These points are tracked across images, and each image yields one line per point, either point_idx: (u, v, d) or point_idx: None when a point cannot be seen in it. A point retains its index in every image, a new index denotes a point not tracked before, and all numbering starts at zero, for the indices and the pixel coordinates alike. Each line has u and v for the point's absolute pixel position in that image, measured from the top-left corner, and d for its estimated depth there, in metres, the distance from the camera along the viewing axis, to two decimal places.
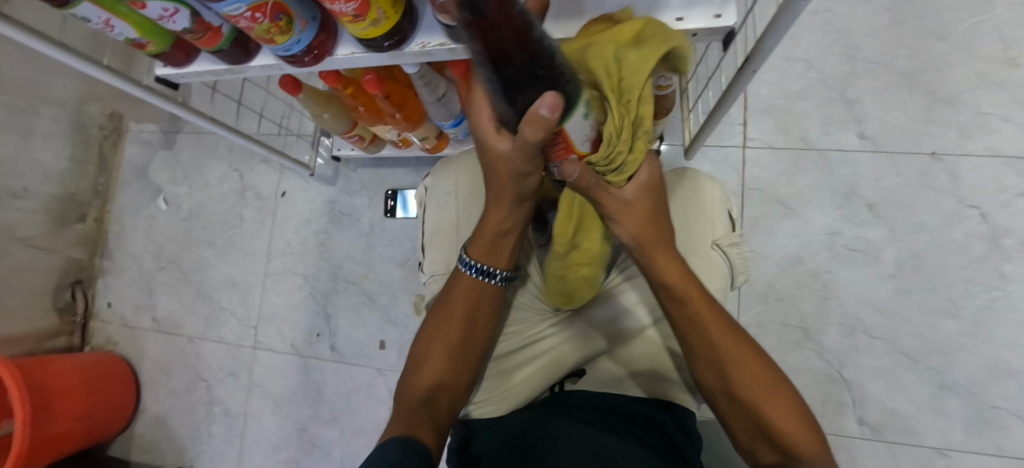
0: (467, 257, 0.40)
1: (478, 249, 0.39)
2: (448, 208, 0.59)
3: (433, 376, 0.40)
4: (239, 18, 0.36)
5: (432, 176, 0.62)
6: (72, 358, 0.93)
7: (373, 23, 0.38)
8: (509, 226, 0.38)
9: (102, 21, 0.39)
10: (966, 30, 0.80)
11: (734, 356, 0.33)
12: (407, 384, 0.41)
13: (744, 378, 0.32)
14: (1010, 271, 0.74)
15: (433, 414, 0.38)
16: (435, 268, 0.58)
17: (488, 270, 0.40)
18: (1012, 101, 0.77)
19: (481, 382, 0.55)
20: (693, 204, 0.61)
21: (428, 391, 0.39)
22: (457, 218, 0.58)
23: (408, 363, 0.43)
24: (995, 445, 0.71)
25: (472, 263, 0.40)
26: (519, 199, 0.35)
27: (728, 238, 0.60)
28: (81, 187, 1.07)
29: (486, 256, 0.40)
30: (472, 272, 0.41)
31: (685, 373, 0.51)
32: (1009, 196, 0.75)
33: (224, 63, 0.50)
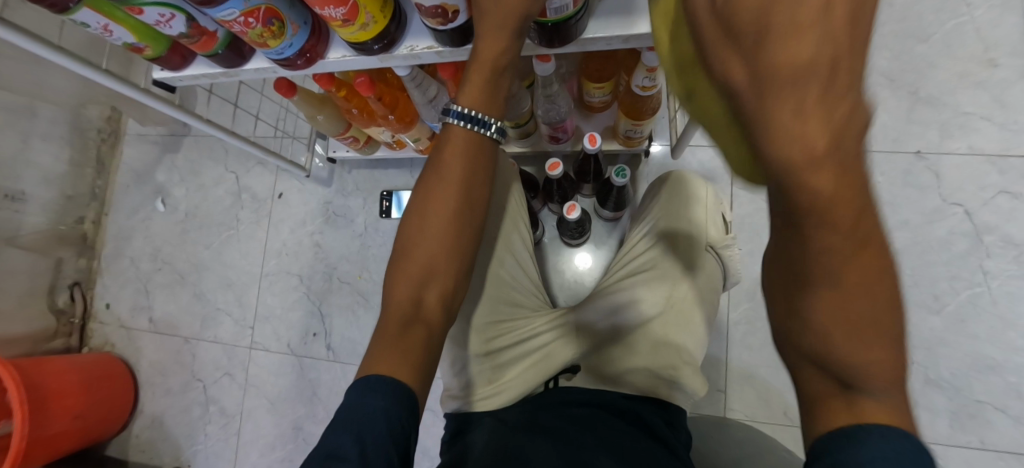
0: (457, 106, 0.42)
1: (470, 94, 0.41)
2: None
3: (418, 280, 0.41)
4: (232, 23, 0.37)
5: None
6: (69, 358, 0.94)
7: (362, 27, 0.40)
8: (505, 62, 0.40)
9: (101, 26, 0.41)
10: (947, 32, 0.81)
11: (861, 271, 0.19)
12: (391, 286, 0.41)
13: (862, 303, 0.19)
14: (992, 267, 0.76)
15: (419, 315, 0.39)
16: None
17: (478, 119, 0.42)
18: (992, 101, 0.79)
19: (476, 372, 0.56)
20: (686, 206, 0.64)
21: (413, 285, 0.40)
22: None
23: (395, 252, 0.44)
24: (979, 438, 0.72)
25: (462, 112, 0.42)
26: (512, 35, 0.38)
27: (721, 239, 0.62)
28: (79, 190, 1.09)
29: (477, 100, 0.42)
30: (462, 122, 0.43)
31: (679, 369, 0.54)
32: (990, 193, 0.77)
33: (219, 67, 0.51)
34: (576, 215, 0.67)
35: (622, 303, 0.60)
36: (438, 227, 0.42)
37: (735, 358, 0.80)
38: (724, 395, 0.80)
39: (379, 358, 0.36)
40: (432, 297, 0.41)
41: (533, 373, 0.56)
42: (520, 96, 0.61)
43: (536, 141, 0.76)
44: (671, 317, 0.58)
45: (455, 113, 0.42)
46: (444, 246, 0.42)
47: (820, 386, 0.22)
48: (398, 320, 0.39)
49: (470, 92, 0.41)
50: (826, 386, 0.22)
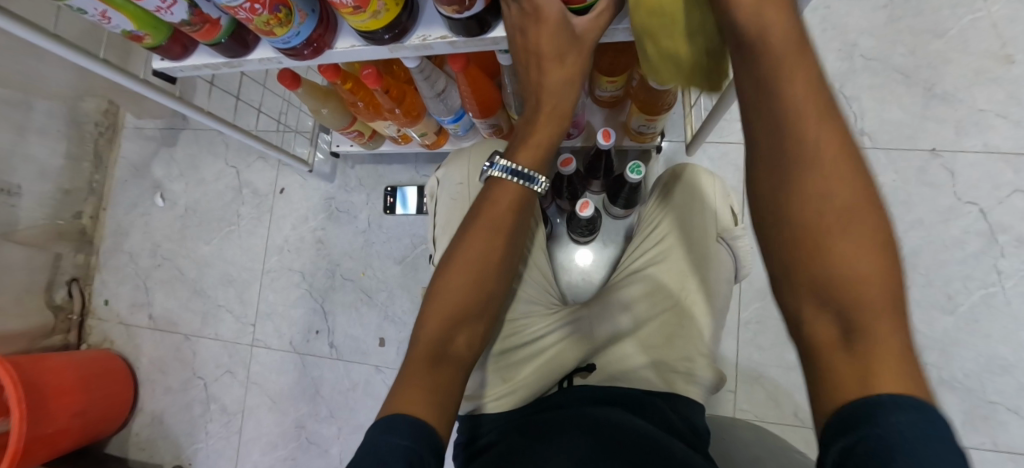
0: (507, 163, 0.43)
1: (527, 152, 0.43)
2: (460, 199, 0.59)
3: (437, 334, 0.39)
4: (237, 9, 0.36)
5: (444, 168, 0.63)
6: (68, 355, 0.93)
7: (374, 15, 0.38)
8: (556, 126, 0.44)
9: (98, 12, 0.39)
10: (963, 27, 0.80)
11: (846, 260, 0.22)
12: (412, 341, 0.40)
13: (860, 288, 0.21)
14: (1006, 267, 0.75)
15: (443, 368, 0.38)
16: None
17: (523, 174, 0.43)
18: (1008, 98, 0.78)
19: (487, 377, 0.55)
20: (695, 198, 0.62)
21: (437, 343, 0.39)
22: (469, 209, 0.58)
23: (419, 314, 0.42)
24: (992, 440, 0.72)
25: (512, 168, 0.43)
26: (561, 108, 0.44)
27: (731, 229, 0.60)
28: (77, 184, 1.07)
29: (533, 156, 0.43)
30: (512, 178, 0.43)
31: (693, 365, 0.54)
32: (1005, 192, 0.76)
33: (222, 57, 0.49)
34: (589, 213, 0.66)
35: (632, 297, 0.60)
36: (461, 284, 0.41)
37: (745, 358, 0.79)
38: (733, 395, 0.79)
39: (403, 397, 0.35)
40: (461, 343, 0.40)
41: (545, 373, 0.55)
42: None
43: None
44: (683, 309, 0.57)
45: (500, 168, 0.44)
46: (466, 299, 0.41)
47: (830, 334, 0.22)
48: (423, 365, 0.38)
49: (526, 148, 0.43)
50: (830, 324, 0.22)
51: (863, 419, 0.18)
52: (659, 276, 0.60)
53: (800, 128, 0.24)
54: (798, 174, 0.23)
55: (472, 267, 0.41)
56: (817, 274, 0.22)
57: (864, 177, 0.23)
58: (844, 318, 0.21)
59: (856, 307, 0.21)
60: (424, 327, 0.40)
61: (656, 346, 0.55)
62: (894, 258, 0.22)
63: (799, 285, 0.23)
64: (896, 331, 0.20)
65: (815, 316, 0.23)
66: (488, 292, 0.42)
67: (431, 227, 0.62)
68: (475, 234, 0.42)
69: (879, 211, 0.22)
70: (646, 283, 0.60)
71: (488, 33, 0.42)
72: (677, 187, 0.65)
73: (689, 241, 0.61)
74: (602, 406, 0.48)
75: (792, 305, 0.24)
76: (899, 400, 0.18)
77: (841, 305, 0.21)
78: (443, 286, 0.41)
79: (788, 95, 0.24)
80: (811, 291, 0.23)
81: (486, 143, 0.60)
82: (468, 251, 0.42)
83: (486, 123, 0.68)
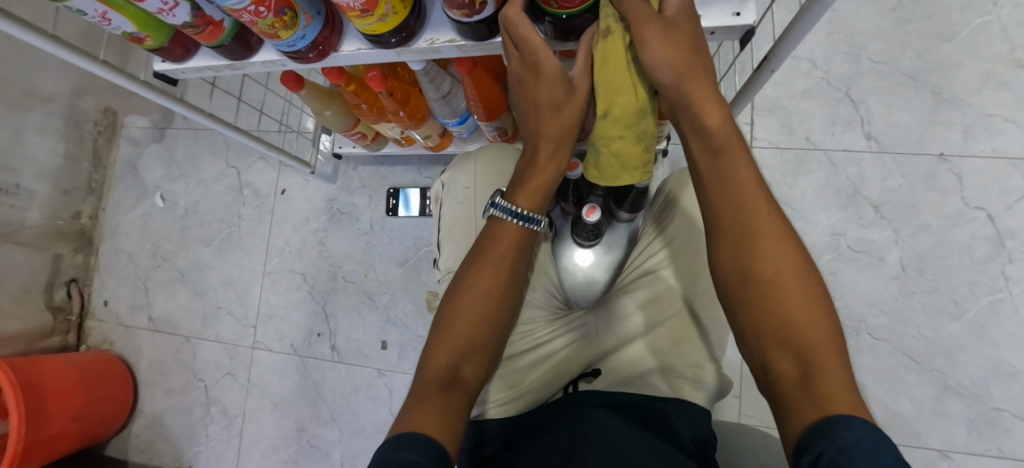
0: (507, 204, 0.44)
1: (524, 196, 0.44)
2: (467, 204, 0.58)
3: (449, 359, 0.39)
4: (242, 12, 0.35)
5: (450, 172, 0.62)
6: (67, 357, 0.92)
7: (381, 18, 0.37)
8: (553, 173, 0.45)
9: (98, 14, 0.38)
10: (972, 31, 0.79)
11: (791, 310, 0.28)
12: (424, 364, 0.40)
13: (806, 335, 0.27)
14: (1014, 273, 0.74)
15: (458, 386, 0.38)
16: (449, 265, 0.57)
17: (525, 215, 0.44)
18: (1017, 102, 0.77)
19: (492, 382, 0.54)
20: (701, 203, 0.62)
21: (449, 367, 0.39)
22: (476, 214, 0.57)
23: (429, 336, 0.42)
24: (997, 446, 0.71)
25: (517, 212, 0.44)
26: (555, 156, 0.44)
27: None
28: (76, 184, 1.06)
29: (530, 201, 0.44)
30: (514, 219, 0.44)
31: (703, 373, 0.52)
32: (1013, 198, 0.75)
33: (224, 59, 0.49)
34: (596, 217, 0.65)
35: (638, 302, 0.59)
36: (478, 302, 0.42)
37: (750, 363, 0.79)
38: (738, 400, 0.79)
39: (418, 416, 0.34)
40: (469, 371, 0.40)
41: (551, 376, 0.56)
42: None
43: None
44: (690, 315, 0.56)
45: (500, 208, 0.44)
46: (482, 315, 0.42)
47: (789, 374, 0.27)
48: (435, 387, 0.37)
49: (527, 191, 0.44)
50: (788, 364, 0.27)
51: (823, 437, 0.21)
52: (664, 282, 0.59)
53: (748, 211, 0.32)
54: (753, 243, 0.30)
55: (488, 289, 0.42)
56: (771, 321, 0.28)
57: (797, 247, 0.30)
58: (799, 356, 0.26)
59: (810, 351, 0.26)
60: (440, 350, 0.40)
61: (659, 353, 0.54)
62: (828, 310, 0.28)
63: (762, 333, 0.29)
64: (837, 366, 0.25)
65: (772, 357, 0.28)
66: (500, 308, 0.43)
67: (436, 230, 0.61)
68: (493, 254, 0.43)
69: (811, 276, 0.29)
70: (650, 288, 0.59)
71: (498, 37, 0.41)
72: (680, 193, 0.65)
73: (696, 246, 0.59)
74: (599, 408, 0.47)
75: (758, 353, 0.29)
76: (853, 420, 0.21)
77: (795, 347, 0.27)
78: (454, 308, 0.42)
79: (734, 183, 0.33)
80: (772, 339, 0.28)
81: (494, 149, 0.59)
82: (485, 270, 0.42)
83: (490, 126, 0.67)
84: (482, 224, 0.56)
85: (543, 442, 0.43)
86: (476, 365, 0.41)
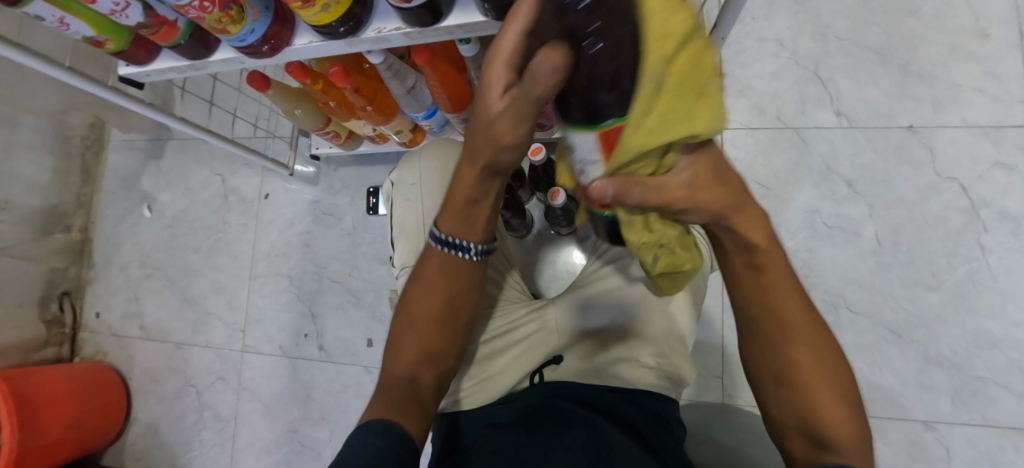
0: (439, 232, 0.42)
1: (450, 222, 0.41)
2: (415, 199, 0.62)
3: (412, 358, 0.43)
4: (187, 7, 0.36)
5: (398, 171, 0.66)
6: (59, 368, 0.93)
7: (324, 8, 0.38)
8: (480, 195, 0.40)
9: (56, 19, 0.40)
10: (935, 5, 0.80)
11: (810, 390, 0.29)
12: (389, 362, 0.43)
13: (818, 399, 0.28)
14: (989, 242, 0.74)
15: (416, 395, 0.41)
16: (406, 260, 0.60)
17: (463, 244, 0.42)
18: (984, 73, 0.77)
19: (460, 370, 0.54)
20: None
21: (410, 371, 0.42)
22: (425, 207, 0.61)
23: (388, 343, 0.45)
24: (982, 416, 0.71)
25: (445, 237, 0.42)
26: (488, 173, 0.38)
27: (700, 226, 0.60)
28: (65, 199, 1.07)
29: (459, 229, 0.41)
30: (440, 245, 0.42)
31: (664, 358, 0.52)
32: (985, 167, 0.75)
33: (185, 60, 0.50)
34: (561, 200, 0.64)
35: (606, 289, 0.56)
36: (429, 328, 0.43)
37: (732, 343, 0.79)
38: (721, 381, 0.79)
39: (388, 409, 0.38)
40: (425, 378, 0.43)
41: (519, 363, 0.55)
42: None
43: None
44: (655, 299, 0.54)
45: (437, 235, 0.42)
46: (435, 338, 0.43)
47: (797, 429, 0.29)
48: (396, 385, 0.41)
49: (448, 217, 0.42)
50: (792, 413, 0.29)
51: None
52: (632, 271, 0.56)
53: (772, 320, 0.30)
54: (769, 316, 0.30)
55: (434, 307, 0.43)
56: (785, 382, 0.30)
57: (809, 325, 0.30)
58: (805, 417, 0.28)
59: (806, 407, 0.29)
60: (402, 350, 0.43)
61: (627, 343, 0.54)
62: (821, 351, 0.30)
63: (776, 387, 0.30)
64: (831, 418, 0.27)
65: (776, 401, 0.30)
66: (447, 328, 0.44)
67: (392, 229, 0.64)
68: (436, 286, 0.43)
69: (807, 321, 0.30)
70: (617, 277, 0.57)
71: (442, 22, 0.42)
72: None
73: None
74: (552, 400, 0.48)
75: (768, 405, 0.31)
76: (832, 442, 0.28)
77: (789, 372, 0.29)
78: (411, 308, 0.44)
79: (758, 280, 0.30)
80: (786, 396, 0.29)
81: (433, 146, 0.64)
82: (439, 293, 0.43)
83: (458, 118, 0.68)
84: (446, 214, 0.60)
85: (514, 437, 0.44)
86: (435, 372, 0.44)
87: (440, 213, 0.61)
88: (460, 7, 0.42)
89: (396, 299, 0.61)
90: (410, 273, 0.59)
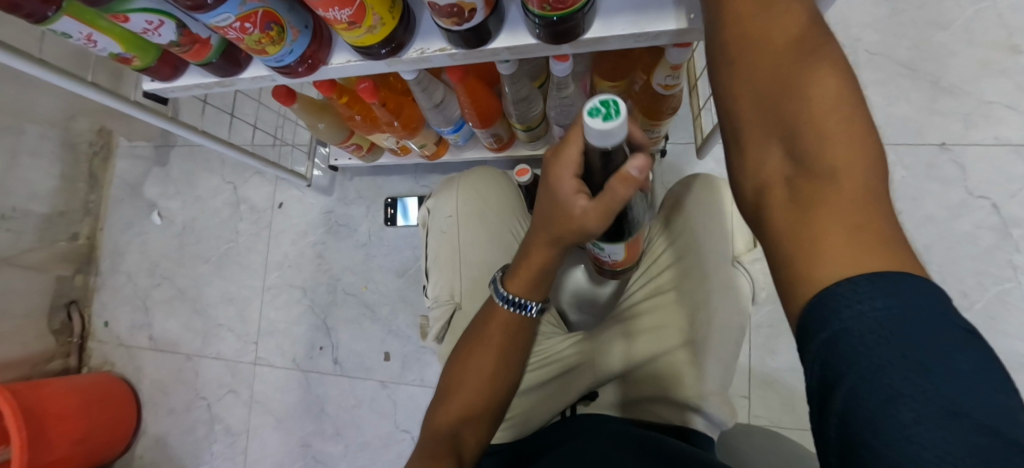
0: (505, 291, 0.46)
1: (518, 284, 0.46)
2: (449, 232, 0.61)
3: (460, 412, 0.45)
4: (227, 28, 0.35)
5: (433, 199, 0.65)
6: (66, 380, 0.91)
7: (369, 30, 0.37)
8: (551, 262, 0.44)
9: (84, 36, 0.38)
10: (967, 19, 0.79)
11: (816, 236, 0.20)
12: (436, 414, 0.46)
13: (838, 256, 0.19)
14: (1021, 261, 0.73)
15: (456, 450, 0.42)
16: (439, 294, 0.59)
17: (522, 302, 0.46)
18: (1017, 89, 0.76)
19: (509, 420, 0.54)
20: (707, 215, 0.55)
21: (457, 424, 0.44)
22: (459, 241, 0.60)
23: (435, 397, 0.48)
24: None
25: (509, 296, 0.46)
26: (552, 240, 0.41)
27: (749, 254, 0.54)
28: (71, 206, 1.05)
29: (524, 290, 0.46)
30: (508, 304, 0.46)
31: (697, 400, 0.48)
32: (1018, 185, 0.74)
33: (213, 77, 0.49)
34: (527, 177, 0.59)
35: (637, 327, 0.54)
36: (478, 380, 0.46)
37: (759, 362, 0.78)
38: (748, 401, 0.78)
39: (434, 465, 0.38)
40: (469, 436, 0.44)
41: (554, 399, 0.56)
42: (532, 97, 0.60)
43: (544, 145, 0.75)
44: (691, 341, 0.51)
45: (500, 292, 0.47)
46: (479, 394, 0.45)
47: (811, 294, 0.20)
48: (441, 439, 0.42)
49: (516, 278, 0.46)
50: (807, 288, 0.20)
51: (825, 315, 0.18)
52: (666, 309, 0.54)
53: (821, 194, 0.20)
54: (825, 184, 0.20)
55: (491, 364, 0.46)
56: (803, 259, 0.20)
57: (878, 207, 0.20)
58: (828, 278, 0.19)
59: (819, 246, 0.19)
60: (448, 409, 0.45)
61: (656, 378, 0.52)
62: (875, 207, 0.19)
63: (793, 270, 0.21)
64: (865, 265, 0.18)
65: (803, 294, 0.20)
66: (496, 385, 0.46)
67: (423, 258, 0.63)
68: (486, 338, 0.47)
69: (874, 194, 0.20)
70: (653, 315, 0.54)
71: (489, 44, 0.40)
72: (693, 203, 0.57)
73: (703, 269, 0.53)
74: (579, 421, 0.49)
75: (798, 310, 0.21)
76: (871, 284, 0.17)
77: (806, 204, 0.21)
78: (465, 366, 0.46)
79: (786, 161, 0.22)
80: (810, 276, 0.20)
81: (470, 176, 0.63)
82: (486, 351, 0.46)
83: (486, 133, 0.67)
84: (479, 247, 0.59)
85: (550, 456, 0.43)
86: (477, 432, 0.45)
87: (474, 247, 0.60)
88: (509, 28, 0.40)
89: (428, 334, 0.60)
90: (444, 310, 0.57)
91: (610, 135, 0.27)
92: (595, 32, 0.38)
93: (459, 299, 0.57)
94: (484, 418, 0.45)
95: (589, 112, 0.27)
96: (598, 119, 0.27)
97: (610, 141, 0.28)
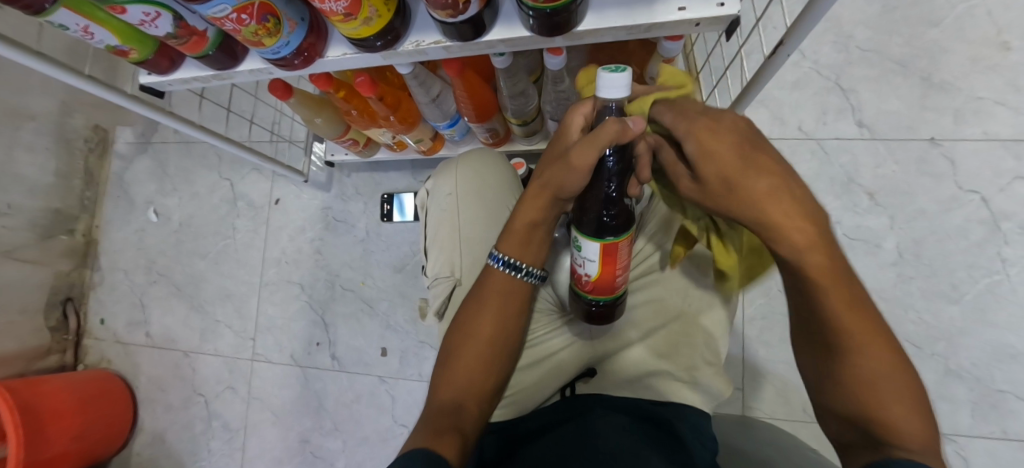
0: (497, 252, 0.46)
1: (511, 245, 0.45)
2: (449, 209, 0.61)
3: (460, 386, 0.45)
4: (224, 20, 0.35)
5: (433, 179, 0.65)
6: (63, 377, 0.91)
7: (365, 22, 0.37)
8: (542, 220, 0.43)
9: (80, 28, 0.38)
10: (957, 16, 0.80)
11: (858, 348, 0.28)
12: (437, 389, 0.45)
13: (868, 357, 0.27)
14: (1010, 254, 0.74)
15: (458, 423, 0.41)
16: (439, 271, 0.60)
17: (519, 265, 0.46)
18: (1006, 85, 0.77)
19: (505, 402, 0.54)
20: None
21: (457, 398, 0.44)
22: (459, 217, 0.60)
23: (435, 372, 0.48)
24: (1002, 428, 0.71)
25: (502, 257, 0.46)
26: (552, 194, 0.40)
27: None
28: (68, 203, 1.04)
29: (517, 250, 0.45)
30: (505, 267, 0.46)
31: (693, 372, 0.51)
32: (1007, 180, 0.75)
33: (210, 69, 0.49)
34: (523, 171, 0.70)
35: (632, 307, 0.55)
36: (476, 352, 0.45)
37: (754, 355, 0.79)
38: (743, 393, 0.79)
39: (435, 437, 0.38)
40: (471, 407, 0.44)
41: (550, 379, 0.56)
42: (529, 92, 0.61)
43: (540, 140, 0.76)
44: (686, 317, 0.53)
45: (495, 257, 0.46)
46: (478, 365, 0.45)
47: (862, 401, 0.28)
48: (441, 412, 0.42)
49: (507, 240, 0.45)
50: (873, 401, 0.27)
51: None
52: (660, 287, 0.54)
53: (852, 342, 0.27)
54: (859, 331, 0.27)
55: (488, 334, 0.46)
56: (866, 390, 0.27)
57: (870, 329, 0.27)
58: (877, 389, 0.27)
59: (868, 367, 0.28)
60: (448, 384, 0.45)
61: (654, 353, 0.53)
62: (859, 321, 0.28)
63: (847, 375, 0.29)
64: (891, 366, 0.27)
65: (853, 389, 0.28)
66: (494, 356, 0.46)
67: (422, 236, 0.64)
68: (481, 308, 0.46)
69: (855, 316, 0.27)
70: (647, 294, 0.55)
71: (484, 36, 0.41)
72: None
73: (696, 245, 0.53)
74: (575, 405, 0.48)
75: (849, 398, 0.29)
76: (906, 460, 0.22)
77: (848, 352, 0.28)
78: (462, 339, 0.46)
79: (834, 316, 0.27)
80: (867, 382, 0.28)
81: (469, 153, 0.63)
82: (482, 321, 0.46)
83: (482, 127, 0.67)
84: (475, 222, 0.60)
85: (545, 443, 0.43)
86: (479, 407, 0.45)
87: (474, 223, 0.60)
88: (503, 21, 0.40)
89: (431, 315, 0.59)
90: (444, 286, 0.58)
91: (626, 84, 0.26)
92: (588, 24, 0.39)
93: (460, 275, 0.58)
94: (484, 389, 0.46)
95: (606, 67, 0.26)
96: (610, 71, 0.26)
97: (615, 96, 0.27)
